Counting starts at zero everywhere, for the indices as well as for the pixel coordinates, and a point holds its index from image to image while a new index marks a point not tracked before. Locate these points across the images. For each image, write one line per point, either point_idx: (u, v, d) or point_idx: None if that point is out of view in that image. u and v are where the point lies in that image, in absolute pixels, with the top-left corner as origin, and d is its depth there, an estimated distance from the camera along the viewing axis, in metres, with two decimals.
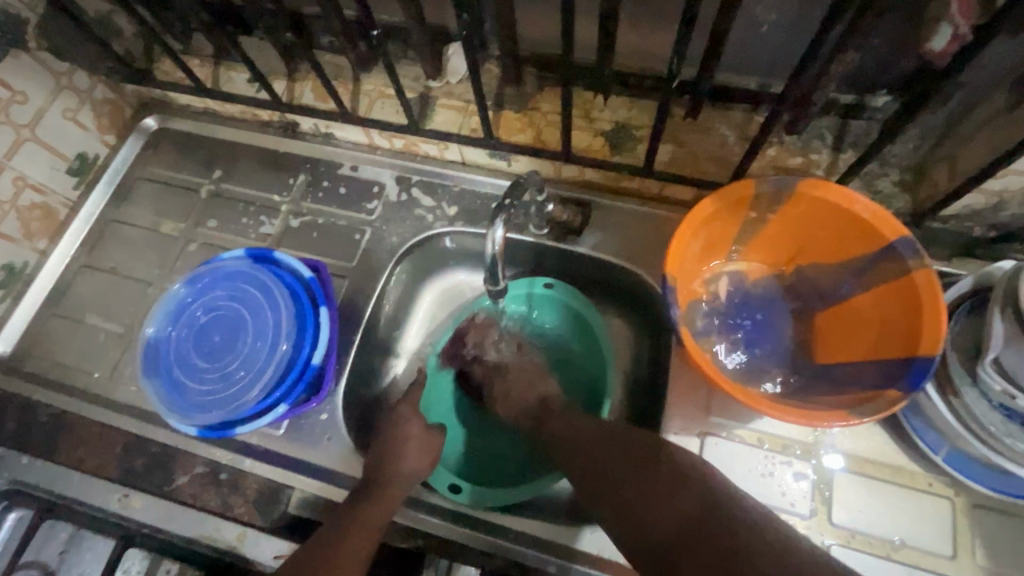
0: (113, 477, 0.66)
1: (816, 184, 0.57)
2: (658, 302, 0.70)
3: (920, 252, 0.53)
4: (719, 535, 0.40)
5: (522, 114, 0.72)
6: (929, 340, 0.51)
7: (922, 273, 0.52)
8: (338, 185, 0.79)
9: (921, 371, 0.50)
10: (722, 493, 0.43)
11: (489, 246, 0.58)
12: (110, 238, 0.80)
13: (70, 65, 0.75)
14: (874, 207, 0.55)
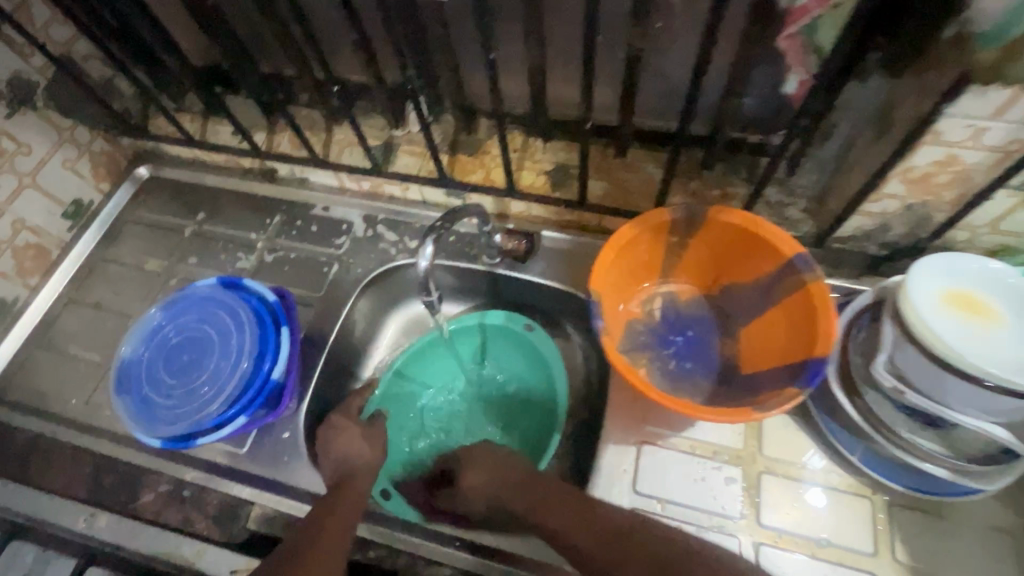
0: (81, 496, 0.69)
1: (724, 210, 0.64)
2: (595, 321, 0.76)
3: (815, 266, 0.60)
4: None
5: (474, 158, 0.81)
6: (824, 341, 0.56)
7: (815, 283, 0.59)
8: (310, 224, 0.87)
9: (816, 371, 0.55)
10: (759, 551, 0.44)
11: (419, 261, 0.61)
12: (97, 275, 0.87)
13: (72, 122, 0.84)
14: (774, 229, 0.62)
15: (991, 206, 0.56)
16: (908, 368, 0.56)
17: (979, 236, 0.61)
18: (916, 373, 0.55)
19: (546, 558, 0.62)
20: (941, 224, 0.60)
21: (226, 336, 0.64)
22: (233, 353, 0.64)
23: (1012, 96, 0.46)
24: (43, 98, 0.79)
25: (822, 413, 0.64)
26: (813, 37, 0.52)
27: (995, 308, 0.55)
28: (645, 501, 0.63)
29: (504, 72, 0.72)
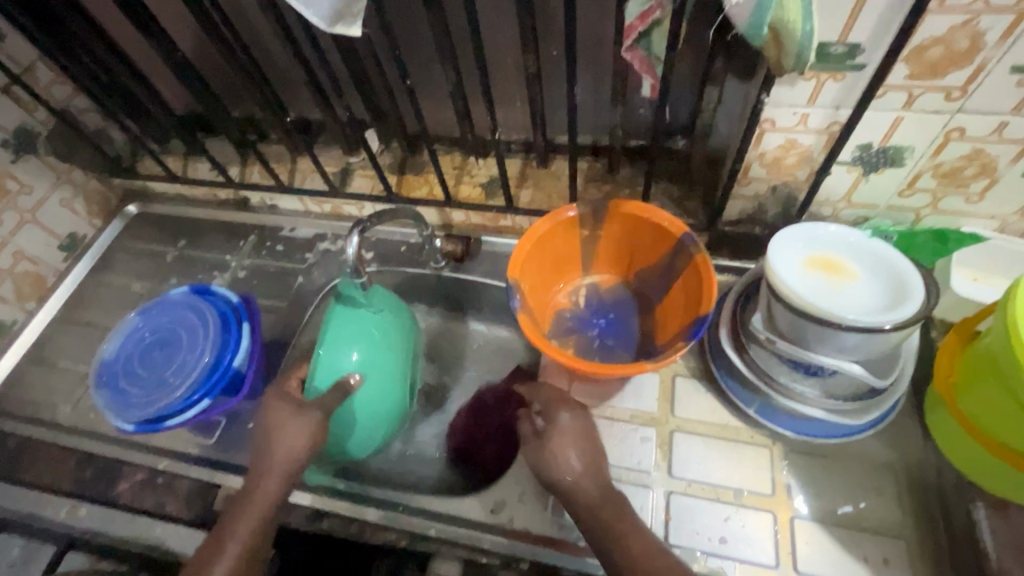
0: (65, 489, 0.76)
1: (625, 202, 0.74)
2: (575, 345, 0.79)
3: (698, 241, 0.70)
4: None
5: (419, 177, 0.92)
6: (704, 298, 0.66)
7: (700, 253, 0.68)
8: (278, 244, 0.98)
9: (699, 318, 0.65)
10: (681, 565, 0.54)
11: (347, 251, 0.65)
12: (89, 299, 0.97)
13: (70, 165, 0.96)
14: (665, 213, 0.71)
15: (839, 181, 0.67)
16: (779, 321, 0.64)
17: (840, 210, 0.71)
18: (785, 326, 0.63)
19: (480, 517, 0.68)
20: (804, 201, 0.70)
21: (190, 334, 0.74)
22: (194, 348, 0.72)
23: (817, 85, 0.57)
24: (44, 146, 0.91)
25: (723, 373, 0.72)
26: (651, 50, 0.57)
27: (848, 264, 0.63)
28: None
29: (438, 102, 0.84)
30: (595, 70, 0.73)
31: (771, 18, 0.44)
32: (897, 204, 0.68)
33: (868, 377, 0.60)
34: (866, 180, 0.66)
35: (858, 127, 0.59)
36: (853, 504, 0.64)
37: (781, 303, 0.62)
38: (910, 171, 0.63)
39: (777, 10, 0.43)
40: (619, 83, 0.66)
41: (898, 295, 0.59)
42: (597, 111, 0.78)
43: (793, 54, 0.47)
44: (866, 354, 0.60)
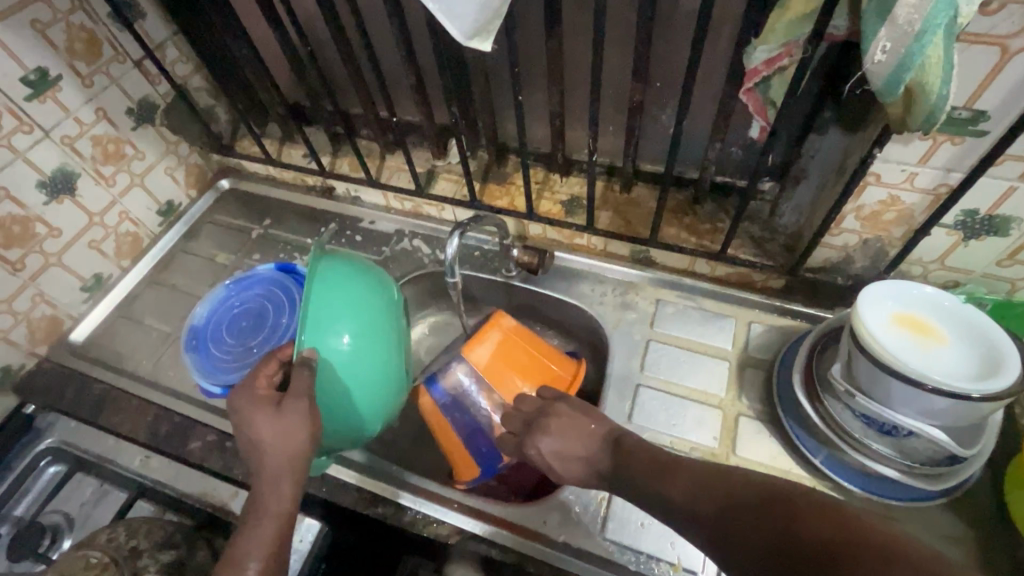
0: (140, 440, 0.80)
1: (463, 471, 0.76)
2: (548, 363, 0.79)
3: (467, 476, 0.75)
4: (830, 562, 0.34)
5: (502, 187, 0.95)
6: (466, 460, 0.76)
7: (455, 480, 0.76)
8: (357, 235, 1.02)
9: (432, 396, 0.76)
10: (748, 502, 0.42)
11: (448, 249, 0.71)
12: (177, 264, 1.03)
13: (179, 138, 1.03)
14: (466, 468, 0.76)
15: (936, 242, 0.66)
16: (858, 374, 0.63)
17: (931, 272, 0.70)
18: (866, 380, 0.62)
19: (534, 527, 0.69)
20: (895, 257, 0.70)
21: (276, 309, 0.77)
22: (279, 323, 0.76)
23: (932, 146, 0.57)
24: (161, 117, 0.98)
25: (790, 419, 0.71)
26: (767, 93, 0.59)
27: (937, 327, 0.63)
28: None
29: (532, 118, 0.87)
30: (695, 107, 0.75)
31: (909, 79, 0.45)
32: (994, 272, 0.67)
33: (949, 443, 0.59)
34: (965, 245, 0.65)
35: (968, 192, 0.59)
36: None
37: (866, 357, 0.61)
38: (1014, 242, 0.62)
39: (917, 72, 0.44)
40: (724, 119, 0.67)
41: (990, 365, 0.58)
42: (690, 144, 0.80)
43: (923, 114, 0.48)
44: (950, 420, 0.59)
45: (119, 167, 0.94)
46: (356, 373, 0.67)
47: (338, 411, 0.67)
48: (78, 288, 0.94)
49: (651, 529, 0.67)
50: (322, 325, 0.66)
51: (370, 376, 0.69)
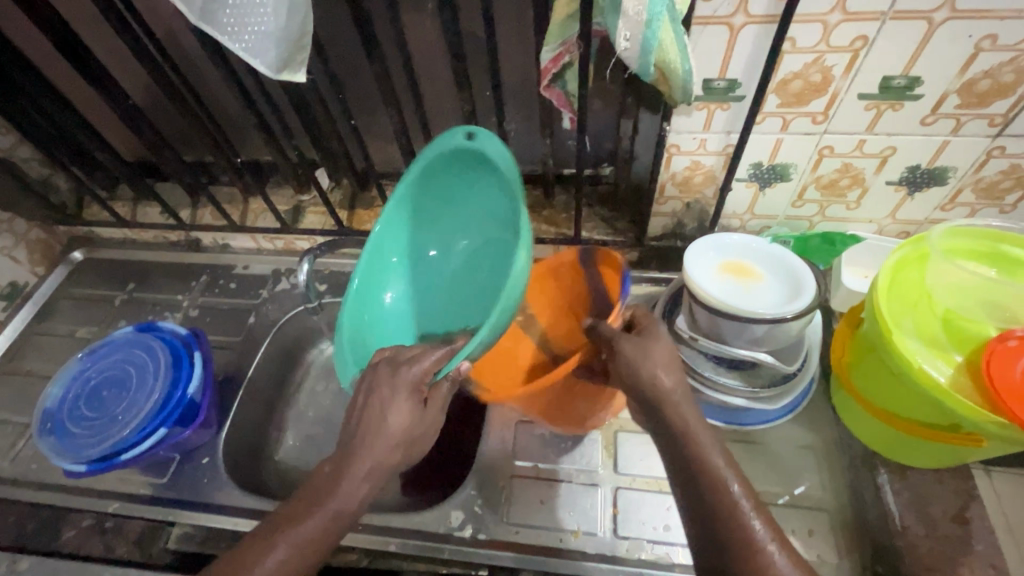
0: (4, 543, 0.73)
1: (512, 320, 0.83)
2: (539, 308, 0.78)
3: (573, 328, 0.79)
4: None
5: (370, 211, 0.96)
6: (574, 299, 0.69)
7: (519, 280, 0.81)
8: (231, 282, 0.99)
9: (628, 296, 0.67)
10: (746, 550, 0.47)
11: (299, 274, 0.75)
12: (31, 348, 0.96)
13: (12, 214, 0.96)
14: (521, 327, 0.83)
15: (741, 196, 0.76)
16: (699, 321, 0.71)
17: (747, 222, 0.81)
18: (703, 323, 0.70)
19: (441, 529, 0.70)
20: (714, 215, 0.80)
21: (140, 372, 0.75)
22: (145, 385, 0.74)
23: (708, 114, 0.66)
24: None
25: None
26: (566, 87, 0.65)
27: (754, 267, 0.72)
28: (523, 468, 0.74)
29: (382, 141, 0.90)
30: (524, 110, 0.81)
31: (655, 59, 0.53)
32: (793, 214, 0.78)
33: (777, 365, 0.67)
34: (763, 194, 0.75)
35: (747, 149, 0.69)
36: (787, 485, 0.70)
37: (699, 303, 0.69)
38: (797, 184, 0.73)
39: (659, 52, 0.52)
40: (545, 116, 0.74)
41: (795, 291, 0.68)
42: (530, 144, 0.86)
43: (679, 87, 0.56)
44: (774, 344, 0.68)
45: None
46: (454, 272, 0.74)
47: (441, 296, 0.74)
48: None
49: (551, 503, 0.71)
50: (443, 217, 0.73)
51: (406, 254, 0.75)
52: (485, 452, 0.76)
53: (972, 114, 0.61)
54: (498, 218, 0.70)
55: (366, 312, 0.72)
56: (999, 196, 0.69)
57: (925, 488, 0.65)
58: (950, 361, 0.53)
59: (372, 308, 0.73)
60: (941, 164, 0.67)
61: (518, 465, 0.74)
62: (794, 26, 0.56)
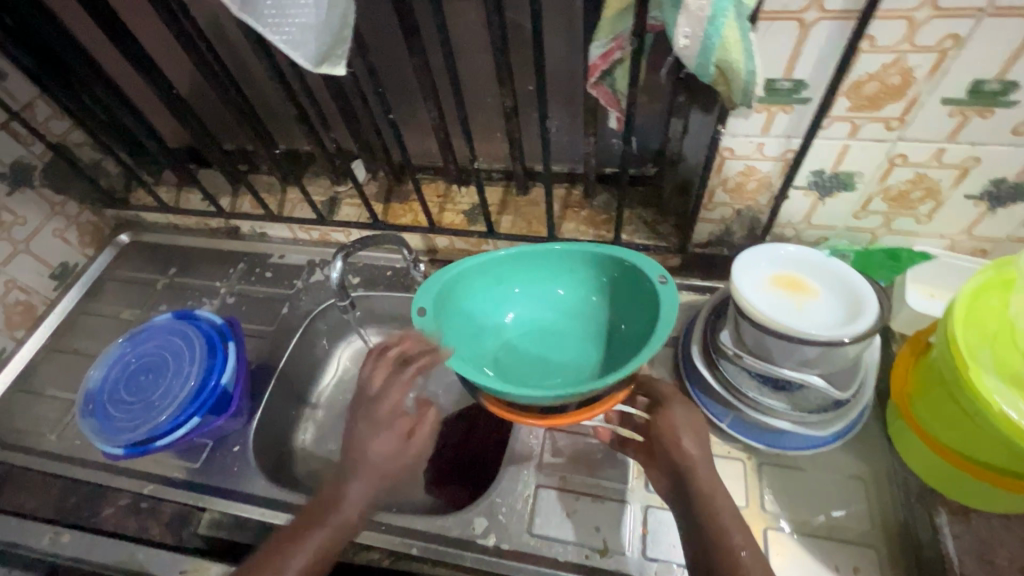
0: (48, 516, 0.76)
1: None
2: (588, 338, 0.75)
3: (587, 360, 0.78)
4: None
5: (404, 205, 0.95)
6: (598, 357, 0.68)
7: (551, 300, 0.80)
8: (267, 271, 1.00)
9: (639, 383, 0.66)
10: None
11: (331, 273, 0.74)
12: (79, 327, 0.99)
13: (64, 197, 0.99)
14: None
15: (797, 204, 0.71)
16: (745, 337, 0.67)
17: (802, 232, 0.75)
18: (749, 340, 0.66)
19: (464, 536, 0.69)
20: (766, 224, 0.75)
21: (176, 358, 0.76)
22: (180, 372, 0.75)
23: (768, 117, 0.61)
24: (40, 178, 0.94)
25: (697, 389, 0.74)
26: (614, 85, 0.61)
27: (809, 283, 0.67)
28: (550, 478, 0.72)
29: (419, 135, 0.88)
30: (567, 106, 0.77)
31: (716, 59, 0.48)
32: (854, 225, 0.72)
33: (829, 389, 0.63)
34: (822, 203, 0.70)
35: (809, 155, 0.64)
36: (831, 517, 0.65)
37: (746, 319, 0.65)
38: (862, 194, 0.67)
39: (721, 51, 0.48)
40: (590, 115, 0.70)
41: (855, 311, 0.63)
42: (572, 142, 0.82)
43: (739, 90, 0.51)
44: (826, 367, 0.63)
45: None
46: (544, 326, 0.76)
47: (525, 347, 0.75)
48: None
49: (577, 517, 0.69)
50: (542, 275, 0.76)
51: (501, 284, 0.76)
52: (511, 460, 0.74)
53: None
54: (602, 287, 0.74)
55: (449, 296, 0.72)
56: None
57: (987, 533, 0.60)
58: None
59: (456, 298, 0.72)
60: None
61: (544, 475, 0.72)
62: (874, 23, 0.51)
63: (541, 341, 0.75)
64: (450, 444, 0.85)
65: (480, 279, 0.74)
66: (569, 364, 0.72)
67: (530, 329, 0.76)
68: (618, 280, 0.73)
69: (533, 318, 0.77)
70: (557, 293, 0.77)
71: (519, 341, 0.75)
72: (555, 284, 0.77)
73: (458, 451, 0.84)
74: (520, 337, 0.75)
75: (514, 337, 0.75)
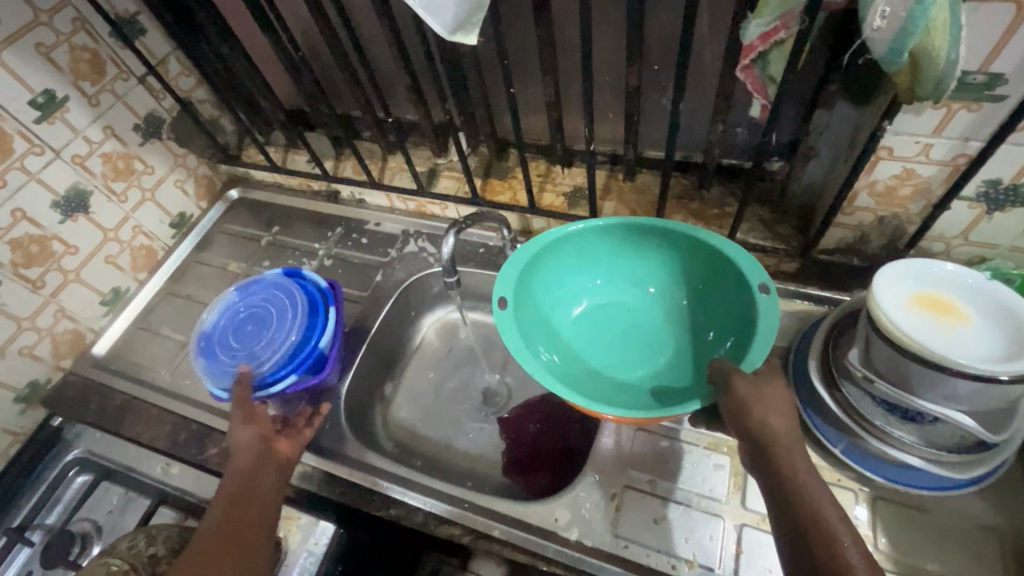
0: (161, 447, 0.83)
1: None
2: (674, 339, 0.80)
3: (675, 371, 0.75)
4: None
5: (503, 182, 0.93)
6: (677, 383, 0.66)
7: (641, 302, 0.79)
8: (363, 237, 1.02)
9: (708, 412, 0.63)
10: None
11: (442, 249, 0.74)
12: (191, 274, 1.06)
13: (187, 150, 1.04)
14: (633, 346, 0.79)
15: (957, 217, 0.63)
16: (877, 360, 0.61)
17: (954, 248, 0.67)
18: (883, 363, 0.60)
19: (545, 525, 0.68)
20: (912, 235, 0.67)
21: (280, 314, 0.79)
22: (283, 328, 0.78)
23: (946, 115, 0.53)
24: (168, 131, 1.00)
25: (809, 412, 0.68)
26: (766, 69, 0.55)
27: (962, 307, 0.59)
28: (637, 480, 0.69)
29: (528, 111, 0.85)
30: (695, 89, 0.72)
31: (912, 46, 0.42)
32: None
33: (978, 429, 0.56)
34: (989, 218, 0.61)
35: (987, 162, 0.56)
36: (957, 572, 0.59)
37: (883, 340, 0.59)
38: None
39: (922, 35, 0.42)
40: (725, 100, 0.64)
41: (1019, 346, 0.55)
42: (693, 128, 0.77)
43: (930, 83, 0.45)
44: (976, 404, 0.56)
45: (130, 183, 0.96)
46: (626, 320, 0.82)
47: (605, 336, 0.81)
48: (98, 302, 0.96)
49: (665, 524, 0.66)
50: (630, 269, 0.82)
51: (589, 271, 0.82)
52: (597, 455, 0.72)
53: None
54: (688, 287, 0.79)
55: (536, 269, 0.78)
56: None
57: None
58: None
59: (542, 280, 0.79)
60: None
61: (631, 477, 0.70)
62: None
63: (624, 332, 0.81)
64: (528, 434, 0.84)
65: (569, 265, 0.81)
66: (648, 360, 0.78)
67: (614, 319, 0.82)
68: (711, 285, 0.76)
69: (617, 311, 0.83)
70: (647, 289, 0.82)
71: (601, 329, 0.82)
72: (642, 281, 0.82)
73: (540, 439, 0.83)
74: (603, 325, 0.82)
75: (597, 325, 0.82)
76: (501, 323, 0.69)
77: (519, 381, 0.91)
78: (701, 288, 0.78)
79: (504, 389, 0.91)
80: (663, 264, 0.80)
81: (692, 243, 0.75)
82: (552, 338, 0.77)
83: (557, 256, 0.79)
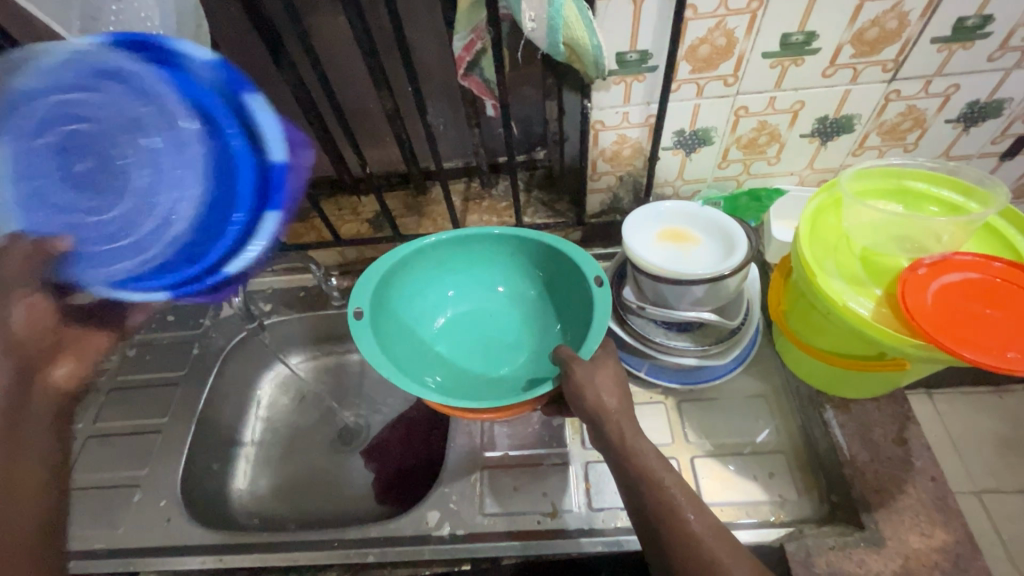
0: None
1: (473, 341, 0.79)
2: (534, 333, 0.80)
3: None
4: (654, 545, 0.51)
5: (305, 223, 0.93)
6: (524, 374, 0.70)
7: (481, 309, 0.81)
8: (168, 315, 0.94)
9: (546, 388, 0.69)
10: (675, 522, 0.50)
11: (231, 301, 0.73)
12: None
13: None
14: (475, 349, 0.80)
15: (669, 163, 0.78)
16: (645, 290, 0.73)
17: (679, 187, 0.83)
18: (649, 290, 0.72)
19: (418, 532, 0.69)
20: (647, 185, 0.81)
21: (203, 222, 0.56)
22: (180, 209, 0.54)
23: (626, 88, 0.67)
24: None
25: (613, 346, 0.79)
26: (484, 75, 0.64)
27: (691, 230, 0.74)
28: (493, 458, 0.74)
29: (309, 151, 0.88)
30: (448, 102, 0.80)
31: (563, 38, 0.54)
32: (720, 175, 0.80)
33: (722, 321, 0.70)
34: (690, 160, 0.78)
35: (669, 118, 0.71)
36: (746, 436, 0.73)
37: (642, 273, 0.71)
38: (720, 147, 0.76)
39: (566, 30, 0.53)
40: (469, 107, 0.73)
41: (730, 249, 0.71)
42: (460, 136, 0.85)
43: (591, 64, 0.56)
44: (715, 301, 0.71)
45: None
46: (484, 324, 0.81)
47: (466, 341, 0.79)
48: None
49: (525, 488, 0.72)
50: (485, 274, 0.82)
51: (440, 283, 0.81)
52: (453, 450, 0.76)
53: (867, 63, 0.65)
54: (541, 284, 0.80)
55: (391, 285, 0.76)
56: (901, 136, 0.74)
57: (866, 418, 0.69)
58: (870, 296, 0.57)
59: (393, 294, 0.76)
60: (846, 113, 0.71)
61: (487, 457, 0.74)
62: None
63: (481, 335, 0.80)
64: (393, 455, 0.85)
65: (419, 278, 0.79)
66: (505, 360, 0.77)
67: (471, 324, 0.81)
68: (554, 278, 0.78)
69: (476, 317, 0.82)
70: (499, 290, 0.83)
71: (461, 335, 0.80)
72: (495, 282, 0.83)
73: (405, 455, 0.85)
74: (460, 331, 0.80)
75: (455, 333, 0.80)
76: (356, 335, 0.66)
77: (373, 410, 0.91)
78: (547, 281, 0.80)
79: (361, 423, 0.90)
80: (511, 264, 0.81)
81: (526, 239, 0.77)
82: (413, 354, 0.74)
83: (405, 271, 0.77)
